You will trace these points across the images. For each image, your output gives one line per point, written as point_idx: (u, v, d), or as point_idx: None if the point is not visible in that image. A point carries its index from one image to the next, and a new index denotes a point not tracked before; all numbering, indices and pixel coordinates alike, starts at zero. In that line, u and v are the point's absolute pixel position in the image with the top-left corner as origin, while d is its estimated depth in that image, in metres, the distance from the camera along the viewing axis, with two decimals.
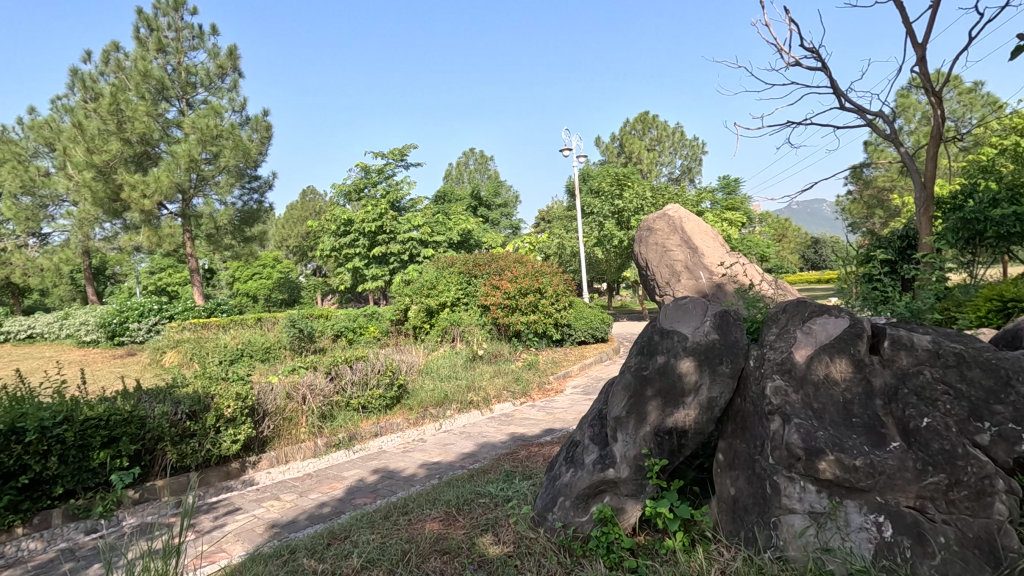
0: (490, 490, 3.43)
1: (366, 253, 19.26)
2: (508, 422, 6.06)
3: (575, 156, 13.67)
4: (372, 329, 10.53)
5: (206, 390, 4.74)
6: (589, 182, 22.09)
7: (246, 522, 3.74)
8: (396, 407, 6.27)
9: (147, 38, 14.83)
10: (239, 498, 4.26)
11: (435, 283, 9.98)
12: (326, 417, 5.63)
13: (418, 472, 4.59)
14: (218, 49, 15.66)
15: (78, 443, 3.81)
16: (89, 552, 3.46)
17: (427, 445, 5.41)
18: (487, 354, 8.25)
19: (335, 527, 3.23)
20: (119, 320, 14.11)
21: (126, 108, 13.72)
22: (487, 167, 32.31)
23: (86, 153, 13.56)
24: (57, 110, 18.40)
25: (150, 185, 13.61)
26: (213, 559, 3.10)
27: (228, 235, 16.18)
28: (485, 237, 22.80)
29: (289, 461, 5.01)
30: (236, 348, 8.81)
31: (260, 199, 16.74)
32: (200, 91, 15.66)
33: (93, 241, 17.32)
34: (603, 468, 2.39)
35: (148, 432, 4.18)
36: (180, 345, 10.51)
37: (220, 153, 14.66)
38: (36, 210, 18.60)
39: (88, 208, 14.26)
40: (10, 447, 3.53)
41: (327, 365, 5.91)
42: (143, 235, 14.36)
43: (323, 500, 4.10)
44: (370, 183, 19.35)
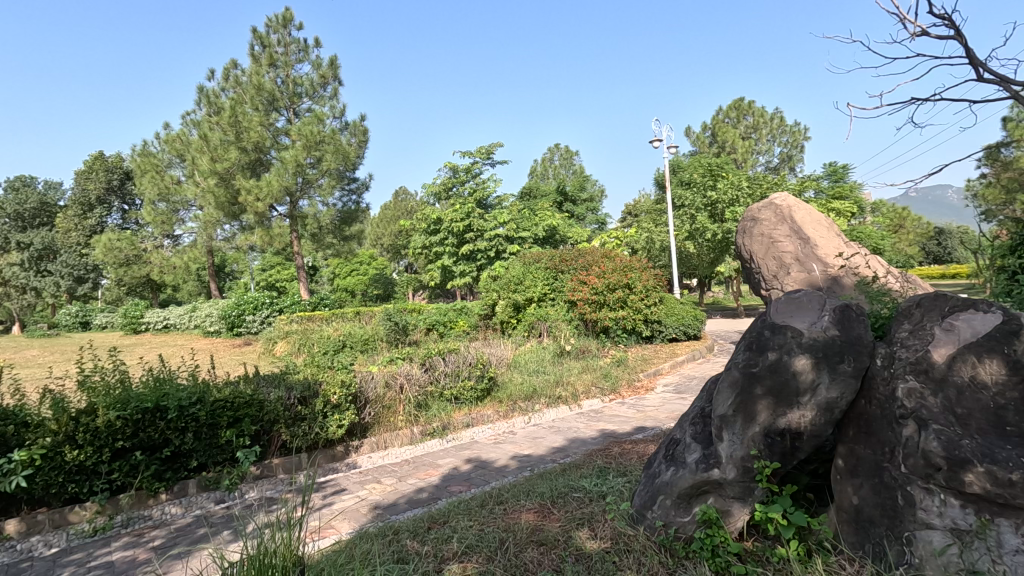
0: (584, 485, 3.41)
1: (455, 250, 19.83)
2: (598, 418, 5.99)
3: (666, 146, 13.22)
4: (462, 324, 10.86)
5: (315, 377, 5.12)
6: (679, 173, 21.30)
7: (353, 503, 3.98)
8: (486, 400, 6.40)
9: (260, 54, 16.18)
10: (344, 480, 4.55)
11: (523, 278, 10.08)
12: (421, 407, 5.86)
13: (509, 464, 4.66)
14: (321, 61, 16.80)
15: (209, 422, 4.23)
16: (219, 520, 3.85)
17: (517, 438, 5.49)
18: (575, 349, 8.20)
19: (433, 512, 3.37)
20: (238, 313, 15.59)
21: (243, 120, 15.05)
22: (572, 162, 32.15)
23: (211, 162, 15.12)
24: (186, 124, 20.60)
25: (263, 189, 14.84)
26: (326, 534, 3.34)
27: (330, 234, 17.33)
28: (571, 232, 22.68)
29: (388, 447, 5.27)
30: (339, 339, 9.40)
31: (358, 200, 17.75)
32: (305, 100, 16.80)
33: (216, 241, 19.24)
34: (707, 468, 2.30)
35: (266, 414, 4.57)
36: (289, 336, 11.41)
37: (323, 157, 15.71)
38: (170, 214, 20.95)
39: (213, 211, 15.87)
40: (156, 423, 4.00)
41: (422, 356, 6.16)
42: (257, 235, 15.75)
43: (421, 486, 4.28)
44: (458, 182, 19.92)
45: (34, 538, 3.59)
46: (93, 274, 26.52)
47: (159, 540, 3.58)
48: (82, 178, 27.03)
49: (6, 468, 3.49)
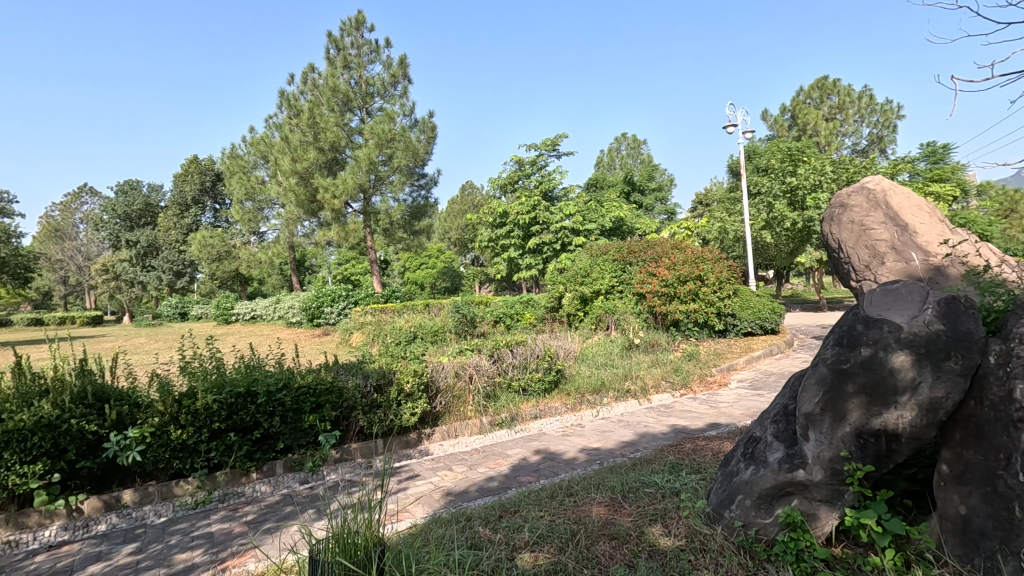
0: (655, 481, 3.34)
1: (521, 243, 19.92)
2: (668, 414, 5.85)
3: (742, 131, 12.60)
4: (528, 316, 10.98)
5: (389, 366, 5.33)
6: (755, 160, 20.27)
7: (426, 488, 4.12)
8: (553, 392, 6.41)
9: (335, 57, 16.91)
10: (417, 466, 4.71)
11: (590, 270, 10.02)
12: (490, 398, 5.95)
13: (578, 456, 4.65)
14: (392, 61, 17.32)
15: (294, 407, 4.50)
16: (304, 499, 4.10)
17: (586, 431, 5.46)
18: (644, 343, 8.02)
19: (504, 501, 3.42)
20: (317, 305, 16.47)
21: (320, 121, 15.79)
22: (640, 151, 31.37)
23: (292, 162, 16.02)
24: (269, 127, 21.89)
25: (339, 187, 15.55)
26: (401, 517, 3.48)
27: (400, 229, 17.92)
28: (639, 223, 22.19)
29: (458, 436, 5.39)
30: (410, 331, 9.70)
31: (426, 195, 18.20)
32: (377, 99, 17.38)
33: (296, 237, 20.36)
34: (791, 469, 2.20)
35: (345, 401, 4.80)
36: (364, 327, 11.94)
37: (394, 155, 16.23)
38: (256, 212, 22.41)
39: (294, 209, 16.84)
40: (248, 407, 4.30)
41: (490, 348, 6.25)
42: (334, 231, 16.53)
43: (491, 474, 4.36)
44: (524, 175, 19.98)
45: (146, 507, 3.97)
46: (189, 268, 28.85)
47: (251, 515, 3.86)
48: (180, 180, 29.40)
49: (122, 445, 3.89)
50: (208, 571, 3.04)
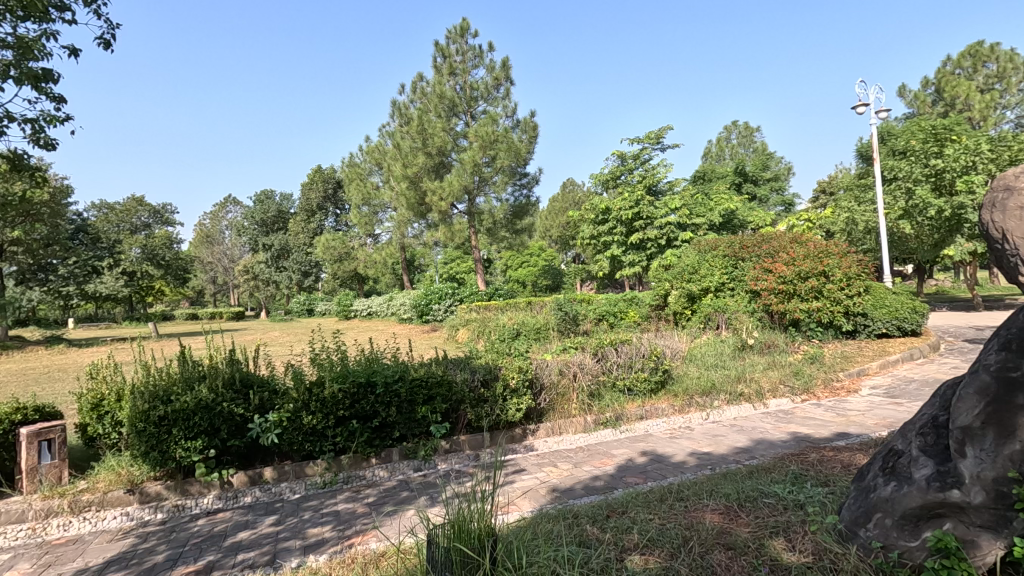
0: (776, 491, 3.12)
1: (624, 239, 19.50)
2: (788, 420, 5.44)
3: (874, 110, 11.35)
4: (632, 314, 10.84)
5: (496, 362, 5.45)
6: (891, 141, 18.16)
7: (532, 483, 4.18)
8: (660, 392, 6.21)
9: (442, 65, 17.64)
10: (523, 461, 4.80)
11: (698, 267, 9.59)
12: (594, 396, 5.90)
13: (688, 460, 4.47)
14: (494, 64, 17.70)
15: (408, 398, 4.77)
16: (418, 486, 4.35)
17: (694, 434, 5.24)
18: (759, 343, 7.51)
19: (612, 501, 3.38)
20: (426, 302, 17.37)
21: (428, 127, 16.52)
22: (753, 140, 29.42)
23: (403, 167, 17.01)
24: (383, 136, 23.39)
25: (445, 189, 16.32)
26: (509, 509, 3.56)
27: (503, 228, 18.31)
28: (751, 216, 20.86)
29: (562, 433, 5.42)
30: (514, 328, 9.92)
31: (528, 194, 18.39)
32: (481, 103, 17.89)
33: (407, 238, 21.52)
34: (943, 487, 1.96)
35: (455, 394, 5.00)
36: (469, 324, 12.34)
37: (497, 156, 16.58)
38: (371, 216, 24.07)
39: (405, 212, 17.92)
40: (368, 396, 4.62)
41: (595, 346, 6.17)
42: (441, 231, 17.29)
43: (597, 474, 4.32)
44: (627, 170, 19.60)
45: (283, 483, 4.43)
46: (314, 268, 31.63)
47: (372, 498, 4.17)
48: (307, 189, 32.35)
49: (264, 427, 4.37)
50: (336, 546, 3.34)
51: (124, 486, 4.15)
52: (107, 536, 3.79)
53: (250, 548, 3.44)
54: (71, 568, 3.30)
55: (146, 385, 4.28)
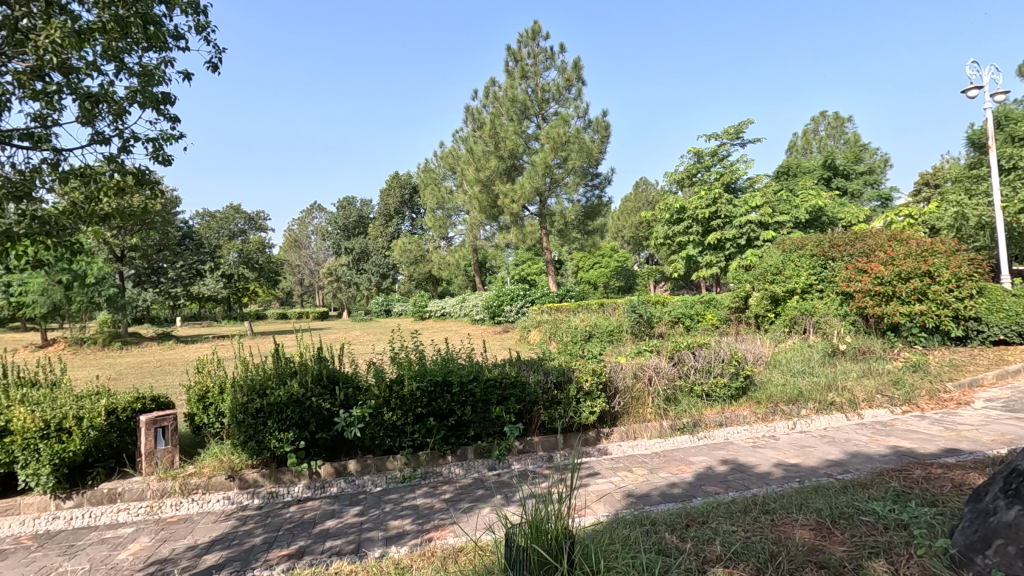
0: (875, 509, 2.89)
1: (701, 239, 18.82)
2: (886, 433, 5.03)
3: (989, 93, 10.23)
4: (710, 317, 10.50)
5: (569, 364, 5.43)
6: (1008, 126, 16.31)
7: (606, 487, 4.13)
8: (741, 399, 5.94)
9: (514, 69, 17.81)
10: (597, 464, 4.75)
11: (782, 267, 9.12)
12: (670, 401, 5.73)
13: (773, 471, 4.24)
14: (566, 65, 17.66)
15: (483, 398, 4.85)
16: (493, 484, 4.42)
17: (780, 444, 4.97)
18: (852, 349, 7.01)
19: (691, 509, 3.28)
20: (499, 304, 17.62)
21: (500, 130, 16.73)
22: (843, 131, 27.45)
23: (476, 171, 17.32)
24: (456, 141, 23.98)
25: (517, 192, 16.53)
26: (584, 512, 3.54)
27: (575, 230, 18.23)
28: (843, 212, 19.47)
29: (637, 437, 5.31)
30: (586, 330, 9.87)
31: (600, 194, 18.21)
32: (552, 105, 17.89)
33: (479, 240, 21.93)
34: None
35: (528, 395, 5.03)
36: (541, 325, 12.40)
37: (569, 157, 16.51)
38: (445, 219, 24.74)
39: (478, 214, 18.28)
40: (444, 395, 4.75)
41: (671, 349, 5.98)
42: (513, 233, 17.49)
43: (674, 481, 4.20)
44: (703, 167, 18.98)
45: (366, 476, 4.66)
46: (392, 271, 32.93)
47: (449, 494, 4.28)
48: (385, 195, 33.79)
49: (348, 421, 4.61)
50: (417, 539, 3.46)
51: (226, 472, 4.51)
52: (212, 517, 4.14)
53: (337, 536, 3.63)
54: (183, 545, 3.63)
55: (245, 379, 4.63)
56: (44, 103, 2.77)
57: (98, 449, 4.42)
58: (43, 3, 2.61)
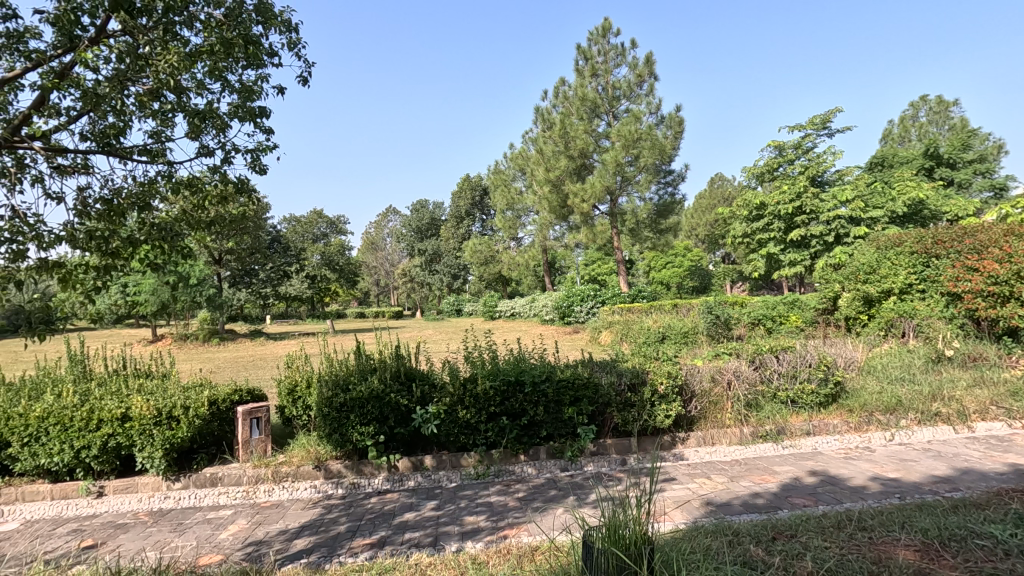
0: (992, 533, 2.62)
1: (783, 236, 17.82)
2: (1003, 448, 4.55)
3: None
4: (794, 319, 9.95)
5: (643, 366, 5.29)
6: None
7: (684, 493, 4.01)
8: (831, 407, 5.56)
9: (584, 67, 17.66)
10: (673, 470, 4.62)
11: (877, 266, 8.47)
12: (752, 407, 5.46)
13: (869, 485, 3.95)
14: (638, 61, 17.30)
15: (555, 398, 4.84)
16: (566, 485, 4.41)
17: (875, 456, 4.62)
18: (960, 355, 6.39)
19: (777, 521, 3.11)
20: (568, 304, 17.55)
21: (570, 130, 16.64)
22: (948, 116, 25.09)
23: (546, 171, 17.31)
24: (525, 142, 24.16)
25: (587, 191, 16.38)
26: (661, 518, 3.44)
27: (647, 228, 17.82)
28: (947, 205, 17.76)
29: (715, 443, 5.11)
30: (660, 332, 9.64)
31: (674, 191, 17.75)
32: (623, 102, 17.57)
33: (549, 240, 21.94)
34: None
35: (601, 396, 4.97)
36: (613, 326, 12.22)
37: (640, 154, 16.19)
38: (515, 220, 24.96)
39: (548, 215, 18.31)
40: (517, 395, 4.80)
41: (751, 353, 5.68)
42: (583, 233, 17.35)
43: (757, 490, 4.00)
44: (785, 161, 18.07)
45: (441, 472, 4.78)
46: (462, 271, 33.86)
47: (522, 493, 4.31)
48: (456, 197, 34.56)
49: (425, 418, 4.75)
50: (492, 536, 3.51)
51: (312, 462, 4.78)
52: (301, 504, 4.40)
53: (415, 529, 3.76)
54: (276, 528, 3.89)
55: (330, 374, 4.88)
56: (161, 122, 2.99)
57: (201, 436, 4.82)
58: (160, 28, 2.80)
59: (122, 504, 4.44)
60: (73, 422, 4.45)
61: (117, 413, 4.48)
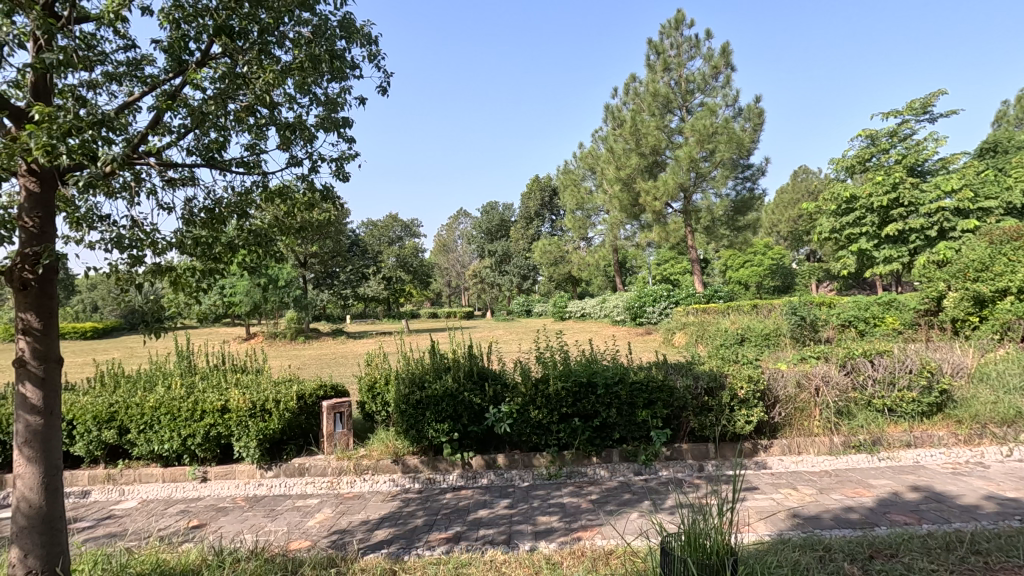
0: None
1: (877, 232, 16.49)
2: None
3: None
4: (891, 321, 9.21)
5: (721, 369, 5.07)
6: None
7: (767, 504, 3.80)
8: (935, 417, 5.10)
9: (656, 62, 17.24)
10: (755, 478, 4.40)
11: (989, 262, 7.69)
12: (843, 414, 5.10)
13: (983, 504, 3.58)
14: (713, 52, 16.67)
15: (628, 401, 4.75)
16: (640, 490, 4.32)
17: (989, 473, 4.19)
18: None
19: (875, 539, 2.88)
20: (640, 304, 17.20)
21: (642, 127, 16.28)
22: None
23: (616, 170, 16.99)
24: (596, 141, 23.90)
25: (660, 188, 15.94)
26: (743, 529, 3.29)
27: (723, 226, 17.12)
28: None
29: (802, 453, 4.82)
30: (738, 333, 9.24)
31: (753, 186, 16.98)
32: (698, 96, 16.98)
33: (619, 240, 21.58)
34: None
35: (676, 400, 4.83)
36: (687, 327, 11.83)
37: (716, 149, 15.56)
38: (585, 220, 24.77)
39: (619, 214, 18.01)
40: (589, 396, 4.75)
41: (842, 357, 5.30)
42: (655, 232, 16.92)
43: (850, 504, 3.73)
44: (879, 150, 16.79)
45: (514, 470, 4.83)
46: (532, 271, 34.05)
47: (595, 495, 4.27)
48: (526, 198, 34.77)
49: (498, 417, 4.81)
50: (565, 537, 3.50)
51: (391, 456, 4.98)
52: (381, 496, 4.59)
53: (489, 526, 3.81)
54: (358, 518, 4.08)
55: (406, 372, 5.06)
56: (256, 135, 3.19)
57: (290, 428, 5.14)
58: (254, 49, 2.99)
59: (221, 489, 4.82)
60: (181, 412, 4.89)
61: (217, 405, 4.87)
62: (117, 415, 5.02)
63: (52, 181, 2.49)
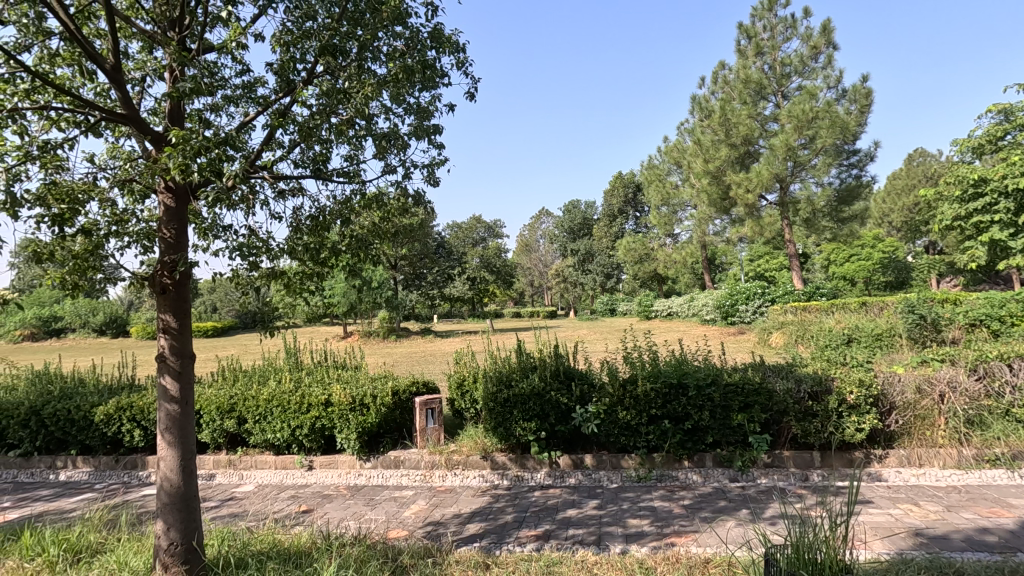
0: None
1: (1012, 219, 14.62)
2: None
3: None
4: None
5: (827, 372, 4.72)
6: None
7: (884, 520, 3.48)
8: None
9: (747, 47, 16.36)
10: (869, 491, 4.05)
11: None
12: (975, 424, 4.56)
13: None
14: (812, 31, 15.53)
15: (722, 403, 4.54)
16: (738, 497, 4.11)
17: None
18: None
19: (1017, 565, 2.56)
20: (732, 302, 16.38)
21: (732, 116, 15.46)
22: None
23: (705, 162, 16.18)
24: (682, 134, 23.02)
25: (753, 179, 15.07)
26: (856, 545, 3.03)
27: (825, 218, 15.85)
28: None
29: (924, 465, 4.38)
30: (845, 333, 8.55)
31: (859, 173, 15.64)
32: (795, 79, 15.91)
33: (708, 236, 20.69)
34: None
35: (776, 404, 4.56)
36: (785, 327, 11.10)
37: (817, 135, 14.47)
38: (670, 216, 24.02)
39: (708, 208, 17.24)
40: (680, 398, 4.60)
41: (971, 360, 4.75)
42: (747, 226, 16.06)
43: (986, 525, 3.32)
44: (1014, 126, 14.88)
45: (602, 471, 4.78)
46: (615, 270, 33.45)
47: (688, 501, 4.11)
48: (608, 195, 34.27)
49: (586, 417, 4.79)
50: (658, 542, 3.40)
51: (479, 453, 5.09)
52: (472, 491, 4.71)
53: (578, 526, 3.80)
54: (450, 512, 4.22)
55: (494, 371, 5.17)
56: (355, 146, 3.38)
57: (386, 423, 5.42)
58: (353, 65, 3.18)
59: (325, 477, 5.16)
60: (290, 405, 5.30)
61: (321, 399, 5.23)
62: (236, 406, 5.53)
63: (184, 196, 2.79)
